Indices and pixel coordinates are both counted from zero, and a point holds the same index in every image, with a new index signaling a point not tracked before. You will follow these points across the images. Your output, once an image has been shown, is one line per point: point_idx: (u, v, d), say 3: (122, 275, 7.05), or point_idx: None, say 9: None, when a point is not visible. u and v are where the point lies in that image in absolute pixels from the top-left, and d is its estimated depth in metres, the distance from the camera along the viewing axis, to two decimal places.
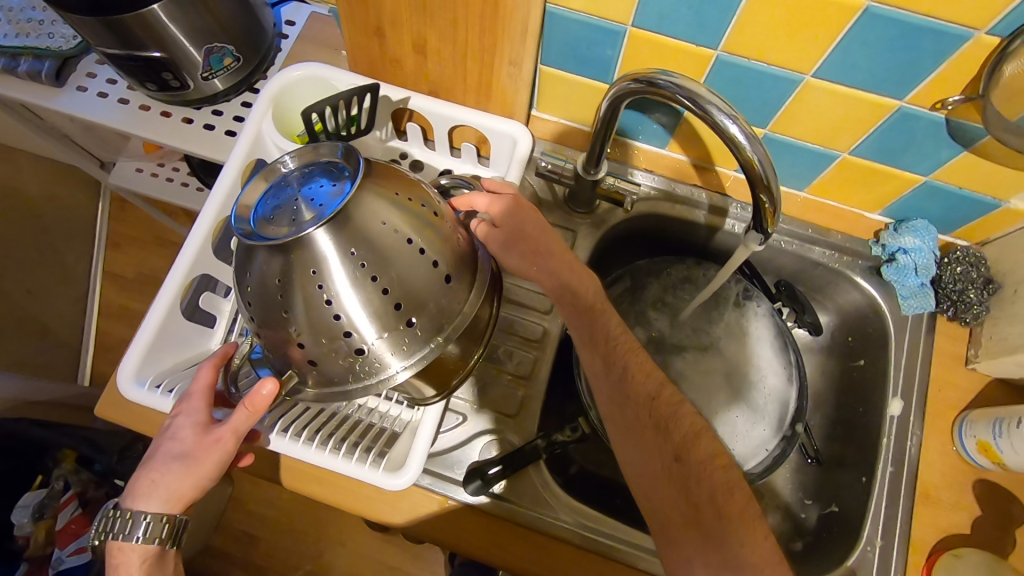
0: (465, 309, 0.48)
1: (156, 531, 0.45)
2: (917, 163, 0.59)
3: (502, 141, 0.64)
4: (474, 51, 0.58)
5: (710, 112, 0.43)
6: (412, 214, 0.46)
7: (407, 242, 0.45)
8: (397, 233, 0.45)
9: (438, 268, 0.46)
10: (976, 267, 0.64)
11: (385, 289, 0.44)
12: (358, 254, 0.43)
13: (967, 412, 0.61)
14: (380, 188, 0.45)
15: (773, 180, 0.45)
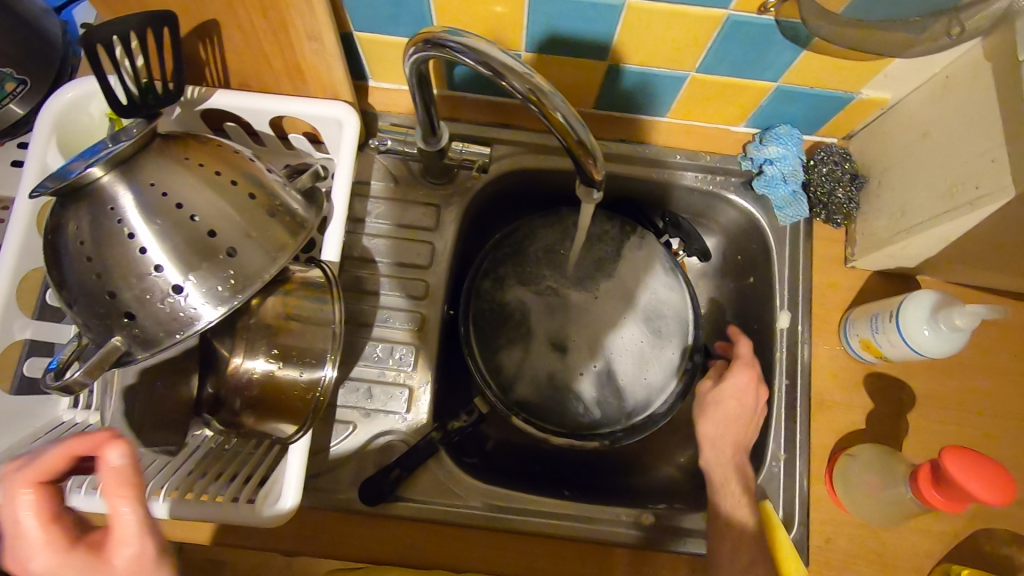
0: (266, 269, 0.44)
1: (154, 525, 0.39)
2: (763, 71, 0.56)
3: (329, 125, 0.58)
4: (267, 32, 0.51)
5: (503, 73, 0.40)
6: (192, 177, 0.43)
7: (175, 208, 0.42)
8: (173, 198, 0.42)
9: (224, 228, 0.43)
10: (841, 164, 0.62)
11: (181, 238, 0.42)
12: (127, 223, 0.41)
13: (850, 312, 0.61)
14: (148, 154, 0.43)
15: (586, 136, 0.42)
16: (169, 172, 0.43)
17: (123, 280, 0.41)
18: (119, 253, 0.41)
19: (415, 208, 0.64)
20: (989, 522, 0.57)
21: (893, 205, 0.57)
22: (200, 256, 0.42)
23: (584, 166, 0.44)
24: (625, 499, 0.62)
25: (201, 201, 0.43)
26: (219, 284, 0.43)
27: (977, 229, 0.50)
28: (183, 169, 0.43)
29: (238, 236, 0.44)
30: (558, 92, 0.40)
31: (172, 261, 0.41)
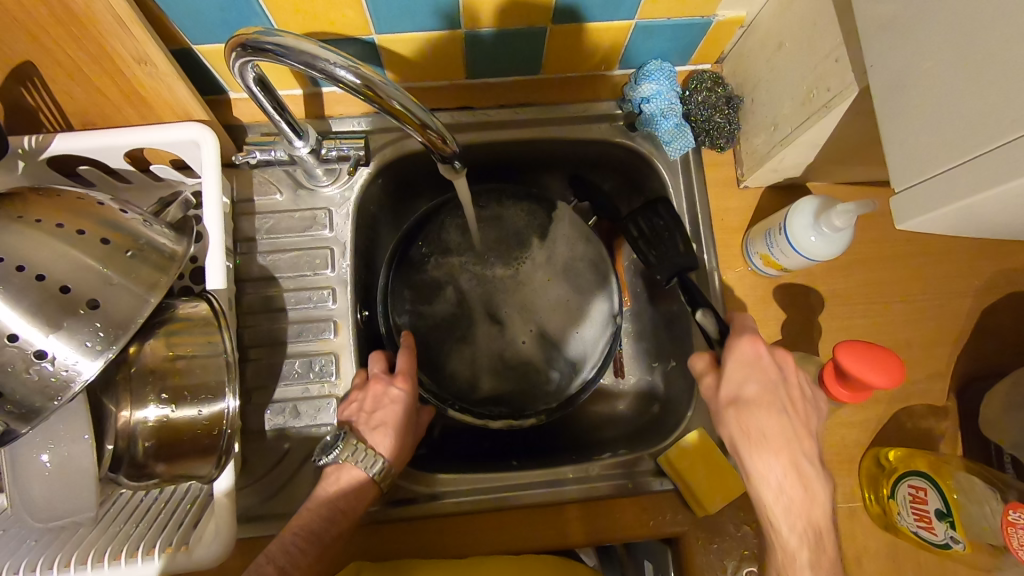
0: (136, 316, 0.42)
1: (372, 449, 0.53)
2: (617, 14, 0.55)
3: (187, 148, 0.54)
4: (90, 65, 0.48)
5: (327, 69, 0.39)
6: (32, 237, 0.40)
7: (17, 270, 0.39)
8: (10, 262, 0.39)
9: (78, 285, 0.41)
10: (715, 90, 0.62)
11: (30, 294, 0.39)
12: None
13: (750, 231, 0.62)
14: None
15: (427, 118, 0.42)
16: (7, 232, 0.40)
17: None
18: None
19: (305, 215, 0.62)
20: (907, 400, 0.61)
21: (768, 121, 0.58)
22: (54, 316, 0.40)
23: (435, 147, 0.45)
24: (573, 456, 0.63)
25: (49, 257, 0.40)
26: (87, 343, 0.40)
27: (841, 129, 0.51)
28: (17, 231, 0.40)
29: (96, 285, 0.41)
30: (388, 79, 0.40)
31: (29, 325, 0.39)
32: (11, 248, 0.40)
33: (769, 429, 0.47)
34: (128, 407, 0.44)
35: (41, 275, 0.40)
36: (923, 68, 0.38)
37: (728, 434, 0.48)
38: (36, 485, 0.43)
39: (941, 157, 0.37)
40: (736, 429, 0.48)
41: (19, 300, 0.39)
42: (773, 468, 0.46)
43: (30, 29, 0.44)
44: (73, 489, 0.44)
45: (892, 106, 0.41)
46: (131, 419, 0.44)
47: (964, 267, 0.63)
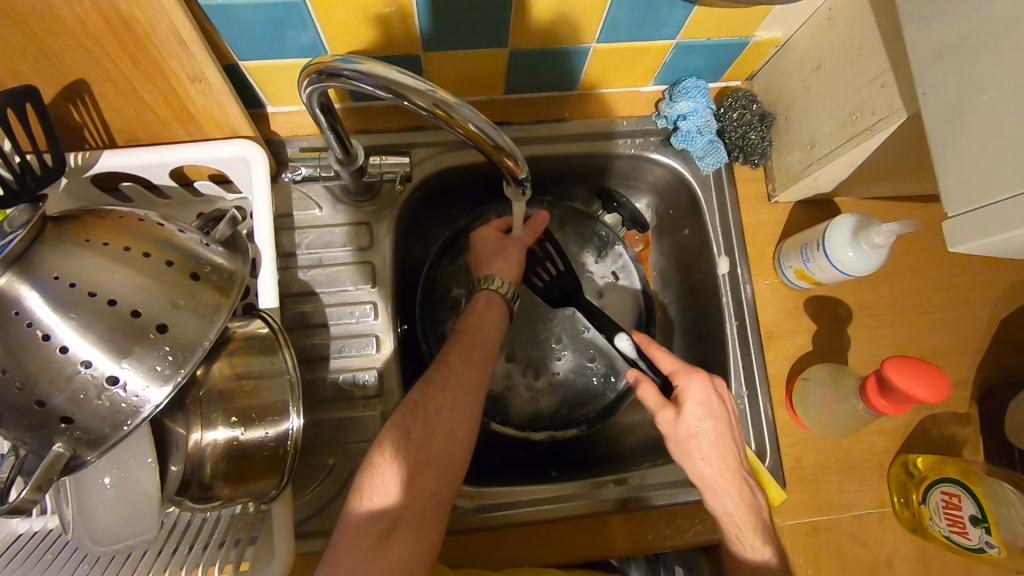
0: (205, 339, 0.42)
1: (511, 281, 0.60)
2: (662, 32, 0.56)
3: (235, 166, 0.55)
4: (144, 83, 0.47)
5: (403, 93, 0.39)
6: (100, 261, 0.40)
7: (89, 296, 0.39)
8: (82, 287, 0.39)
9: (147, 309, 0.40)
10: (749, 107, 0.64)
11: (104, 317, 0.39)
12: (36, 323, 0.38)
13: (784, 245, 0.64)
14: (48, 244, 0.40)
15: (500, 138, 0.42)
16: (76, 257, 0.40)
17: (49, 384, 0.38)
18: (39, 357, 0.38)
19: (344, 229, 0.62)
20: (933, 408, 0.63)
21: (804, 139, 0.59)
22: (125, 341, 0.40)
23: (504, 167, 0.45)
24: (611, 467, 0.64)
25: (119, 280, 0.40)
26: (160, 367, 0.40)
27: (879, 150, 0.53)
28: (87, 257, 0.40)
29: (164, 308, 0.41)
30: (461, 101, 0.40)
31: (101, 351, 0.39)
32: (81, 273, 0.39)
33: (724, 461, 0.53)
34: (197, 429, 0.44)
35: (110, 300, 0.40)
36: (975, 100, 0.40)
37: (692, 461, 0.54)
38: (99, 509, 0.42)
39: (994, 185, 0.39)
40: (699, 460, 0.53)
41: (90, 325, 0.39)
42: (727, 493, 0.53)
43: (89, 49, 0.43)
44: (136, 512, 0.42)
45: (942, 134, 0.42)
46: (202, 440, 0.44)
47: (982, 279, 0.66)
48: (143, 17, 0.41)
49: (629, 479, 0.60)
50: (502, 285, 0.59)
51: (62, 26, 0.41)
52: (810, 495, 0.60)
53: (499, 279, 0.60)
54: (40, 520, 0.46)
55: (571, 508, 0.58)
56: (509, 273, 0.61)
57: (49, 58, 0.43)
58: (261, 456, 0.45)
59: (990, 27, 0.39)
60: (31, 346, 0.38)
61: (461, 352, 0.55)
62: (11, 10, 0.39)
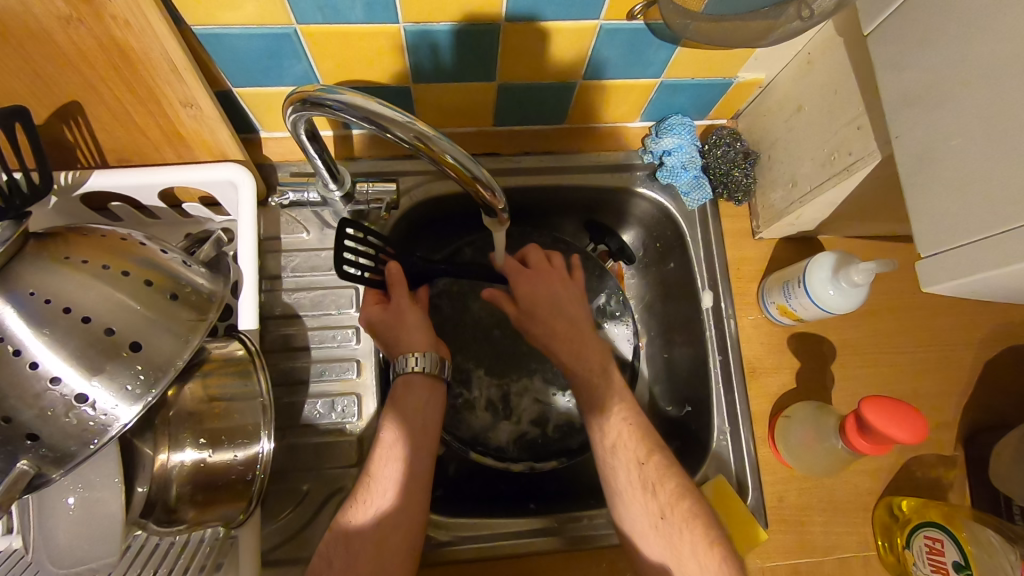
0: (178, 359, 0.42)
1: (429, 356, 0.58)
2: (645, 70, 0.58)
3: (224, 189, 0.56)
4: (136, 106, 0.48)
5: (384, 124, 0.40)
6: (77, 278, 0.41)
7: (64, 312, 0.39)
8: (58, 303, 0.39)
9: (120, 328, 0.41)
10: (733, 145, 0.65)
11: (77, 334, 0.39)
12: (8, 338, 0.38)
13: (767, 281, 0.64)
14: (26, 260, 0.40)
15: (478, 170, 0.43)
16: (53, 274, 0.40)
17: (17, 400, 0.38)
18: (9, 373, 0.38)
19: (331, 254, 0.63)
20: (917, 449, 0.62)
21: (785, 178, 0.60)
22: (97, 358, 0.40)
23: (484, 198, 0.45)
24: (591, 500, 0.63)
25: (96, 297, 0.40)
26: (133, 385, 0.41)
27: (858, 190, 0.54)
28: (64, 273, 0.40)
29: (138, 326, 0.41)
30: (440, 133, 0.41)
31: (72, 368, 0.39)
32: (57, 290, 0.40)
33: (620, 436, 0.55)
34: (165, 450, 0.44)
35: (83, 317, 0.40)
36: (945, 144, 0.41)
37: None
38: (60, 529, 0.42)
39: (965, 228, 0.40)
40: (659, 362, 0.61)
41: (61, 342, 0.39)
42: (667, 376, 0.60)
43: (83, 72, 0.45)
44: (98, 532, 0.42)
45: (915, 176, 0.43)
46: (170, 461, 0.44)
47: (965, 322, 0.65)
48: (137, 44, 0.43)
49: (608, 513, 0.59)
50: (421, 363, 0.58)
51: (56, 50, 0.42)
52: (792, 535, 0.59)
53: (415, 357, 0.58)
54: (3, 539, 0.45)
55: (547, 542, 0.58)
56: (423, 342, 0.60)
57: (43, 80, 0.45)
58: (232, 480, 0.44)
59: (956, 75, 0.40)
60: (0, 362, 0.38)
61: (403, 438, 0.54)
62: (9, 34, 0.41)
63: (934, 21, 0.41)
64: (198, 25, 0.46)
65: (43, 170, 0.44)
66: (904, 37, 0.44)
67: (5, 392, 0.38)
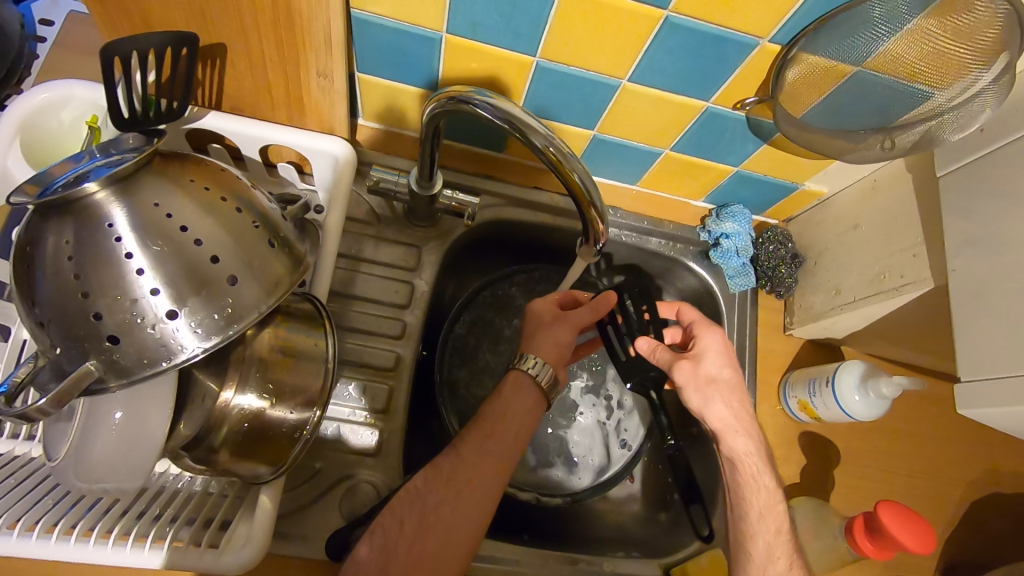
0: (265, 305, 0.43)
1: (547, 364, 0.57)
2: (727, 157, 0.63)
3: (322, 161, 0.59)
4: (275, 64, 0.51)
5: (526, 133, 0.43)
6: (198, 202, 0.42)
7: (179, 230, 0.41)
8: (176, 221, 0.41)
9: (222, 261, 0.42)
10: (784, 245, 0.70)
11: (184, 253, 0.40)
12: (123, 241, 0.39)
13: (790, 376, 0.68)
14: (156, 173, 0.41)
15: (596, 196, 0.46)
16: (172, 194, 0.41)
17: (108, 302, 0.39)
18: (110, 274, 0.39)
19: (395, 248, 0.64)
20: (901, 571, 0.64)
21: (830, 285, 0.65)
22: (192, 285, 0.40)
23: (589, 224, 0.48)
24: (583, 548, 0.63)
25: (208, 225, 0.42)
26: (222, 318, 0.41)
27: (897, 310, 0.58)
28: (187, 196, 0.42)
29: (238, 263, 0.42)
30: (572, 153, 0.44)
31: (168, 285, 0.40)
32: (176, 209, 0.41)
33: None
34: (230, 388, 0.45)
35: (191, 239, 0.41)
36: (997, 284, 0.46)
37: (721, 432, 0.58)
38: (99, 445, 0.41)
39: (1008, 361, 0.44)
40: (721, 408, 0.58)
41: (166, 257, 0.40)
42: (749, 452, 0.58)
43: (243, 21, 0.47)
44: (133, 452, 0.42)
45: (966, 308, 0.48)
46: (230, 401, 0.45)
47: (959, 458, 0.69)
48: (308, 10, 0.46)
49: (602, 563, 0.60)
50: (536, 368, 0.56)
51: None
52: None
53: (535, 362, 0.56)
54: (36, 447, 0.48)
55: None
56: (550, 355, 0.57)
57: (203, 19, 0.47)
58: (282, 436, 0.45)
59: (1017, 228, 0.45)
60: (104, 262, 0.39)
61: (478, 438, 0.54)
62: None
63: (1003, 178, 0.47)
64: (357, 8, 0.49)
65: (186, 93, 0.46)
66: (971, 185, 0.49)
67: (97, 292, 0.38)
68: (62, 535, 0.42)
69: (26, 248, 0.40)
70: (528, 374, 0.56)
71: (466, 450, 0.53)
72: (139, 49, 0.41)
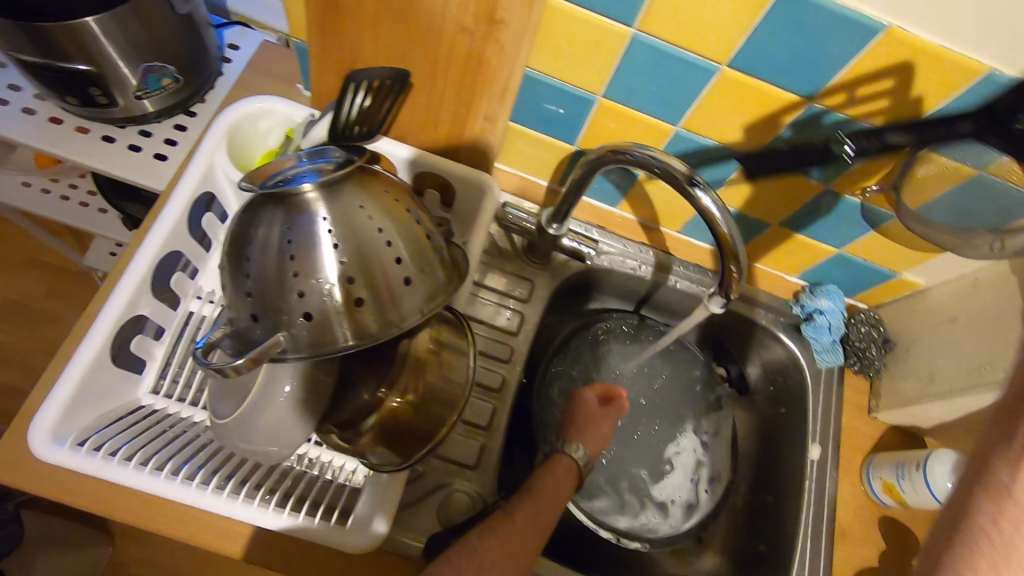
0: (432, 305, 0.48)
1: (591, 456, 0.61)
2: (832, 238, 0.68)
3: (468, 193, 0.65)
4: (450, 104, 0.59)
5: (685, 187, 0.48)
6: (390, 209, 0.48)
7: (376, 231, 0.47)
8: (373, 222, 0.47)
9: (404, 262, 0.47)
10: (876, 328, 0.73)
11: (378, 249, 0.46)
12: (332, 233, 0.45)
13: (874, 458, 0.68)
14: (359, 180, 0.48)
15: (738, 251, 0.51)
16: (371, 199, 0.47)
17: (309, 283, 0.44)
18: (313, 260, 0.45)
19: (512, 279, 0.70)
20: None
21: (923, 372, 0.67)
22: (380, 279, 0.46)
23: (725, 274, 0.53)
24: None
25: (397, 230, 0.48)
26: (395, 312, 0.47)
27: None
28: (382, 203, 0.48)
29: (416, 266, 0.48)
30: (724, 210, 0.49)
31: (361, 276, 0.45)
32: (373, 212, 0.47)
33: None
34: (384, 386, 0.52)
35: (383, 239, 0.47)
36: None
37: None
38: (265, 411, 0.46)
39: None
40: None
41: (364, 251, 0.46)
42: None
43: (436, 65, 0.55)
44: (294, 423, 0.47)
45: None
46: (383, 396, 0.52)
47: None
48: (495, 62, 0.54)
49: None
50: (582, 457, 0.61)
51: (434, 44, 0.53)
52: None
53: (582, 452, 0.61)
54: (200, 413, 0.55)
55: None
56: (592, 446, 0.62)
57: (403, 61, 0.55)
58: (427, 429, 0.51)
59: None
60: (313, 249, 0.45)
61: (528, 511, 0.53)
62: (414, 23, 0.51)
63: None
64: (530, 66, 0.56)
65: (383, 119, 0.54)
66: None
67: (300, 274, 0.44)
68: (214, 490, 0.47)
69: (243, 230, 0.47)
70: (570, 458, 0.60)
71: (519, 519, 0.51)
72: (366, 77, 0.49)
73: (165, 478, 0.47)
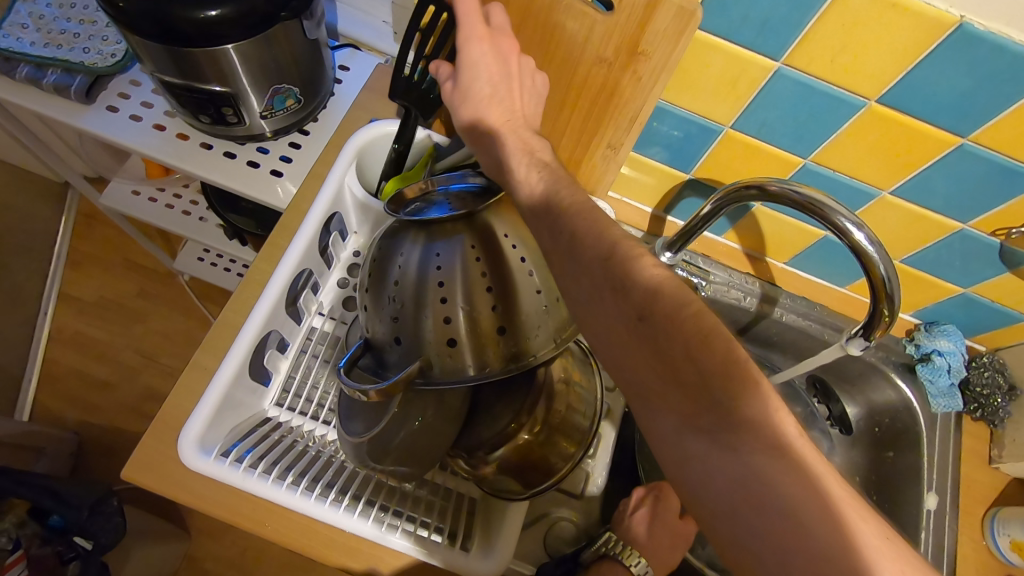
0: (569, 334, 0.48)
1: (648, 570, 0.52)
2: (960, 277, 0.65)
3: None
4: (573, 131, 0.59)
5: (838, 223, 0.47)
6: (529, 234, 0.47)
7: (518, 259, 0.46)
8: (516, 249, 0.46)
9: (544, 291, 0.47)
10: (998, 373, 0.69)
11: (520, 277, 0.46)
12: (480, 261, 0.45)
13: (998, 511, 0.64)
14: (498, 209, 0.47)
15: (892, 286, 0.50)
16: (512, 225, 0.47)
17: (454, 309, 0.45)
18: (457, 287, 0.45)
19: None
20: None
21: None
22: (523, 307, 0.46)
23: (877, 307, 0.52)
24: None
25: (536, 256, 0.47)
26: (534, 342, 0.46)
27: None
28: (522, 228, 0.47)
29: (554, 294, 0.47)
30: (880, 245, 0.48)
31: (504, 304, 0.45)
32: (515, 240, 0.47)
33: None
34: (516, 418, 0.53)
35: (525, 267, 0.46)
36: None
37: None
38: (399, 433, 0.47)
39: None
40: None
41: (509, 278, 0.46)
42: None
43: None
44: (426, 446, 0.48)
45: None
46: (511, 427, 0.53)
47: None
48: (629, 93, 0.55)
49: None
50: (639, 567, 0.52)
51: None
52: None
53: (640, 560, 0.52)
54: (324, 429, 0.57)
55: None
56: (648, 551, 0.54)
57: None
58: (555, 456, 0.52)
59: None
60: (460, 278, 0.45)
61: None
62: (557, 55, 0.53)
63: None
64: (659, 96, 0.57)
65: None
66: None
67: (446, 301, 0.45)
68: (346, 508, 0.48)
69: (386, 255, 0.48)
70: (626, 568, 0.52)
71: None
72: None
73: (302, 494, 0.48)
